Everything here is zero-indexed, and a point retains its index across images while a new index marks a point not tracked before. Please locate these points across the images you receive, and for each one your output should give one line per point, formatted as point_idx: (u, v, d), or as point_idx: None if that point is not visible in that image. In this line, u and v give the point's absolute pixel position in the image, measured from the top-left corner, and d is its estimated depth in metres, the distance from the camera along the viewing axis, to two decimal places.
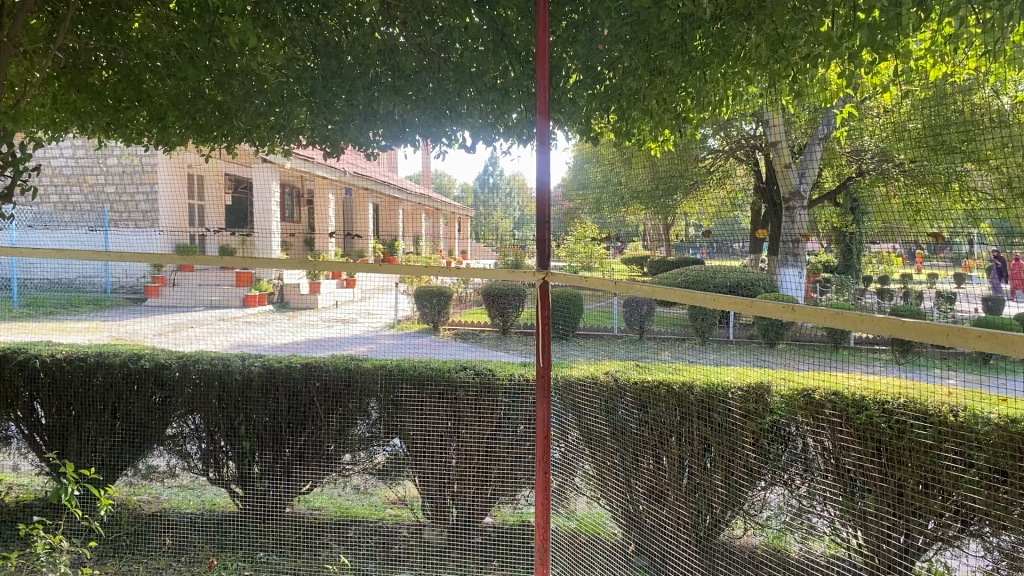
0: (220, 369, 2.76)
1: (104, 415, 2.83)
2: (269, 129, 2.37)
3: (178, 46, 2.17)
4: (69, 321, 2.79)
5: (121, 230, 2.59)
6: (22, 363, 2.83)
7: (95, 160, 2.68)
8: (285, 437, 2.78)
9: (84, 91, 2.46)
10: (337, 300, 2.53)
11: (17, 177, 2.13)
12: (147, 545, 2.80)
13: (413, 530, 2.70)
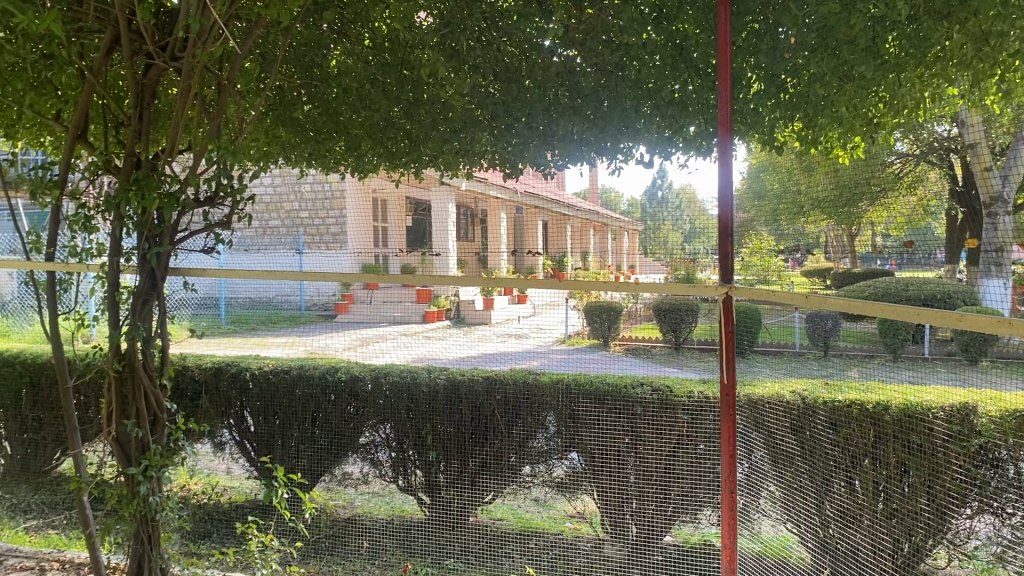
0: (409, 381, 2.93)
1: (306, 424, 3.05)
2: (454, 154, 2.45)
3: (371, 79, 2.37)
4: (270, 336, 3.02)
5: (313, 252, 2.76)
6: (235, 376, 3.11)
7: (292, 188, 2.93)
8: (468, 449, 2.88)
9: (289, 126, 2.63)
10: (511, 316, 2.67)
11: (237, 207, 2.31)
12: (344, 548, 2.95)
13: (594, 546, 2.72)
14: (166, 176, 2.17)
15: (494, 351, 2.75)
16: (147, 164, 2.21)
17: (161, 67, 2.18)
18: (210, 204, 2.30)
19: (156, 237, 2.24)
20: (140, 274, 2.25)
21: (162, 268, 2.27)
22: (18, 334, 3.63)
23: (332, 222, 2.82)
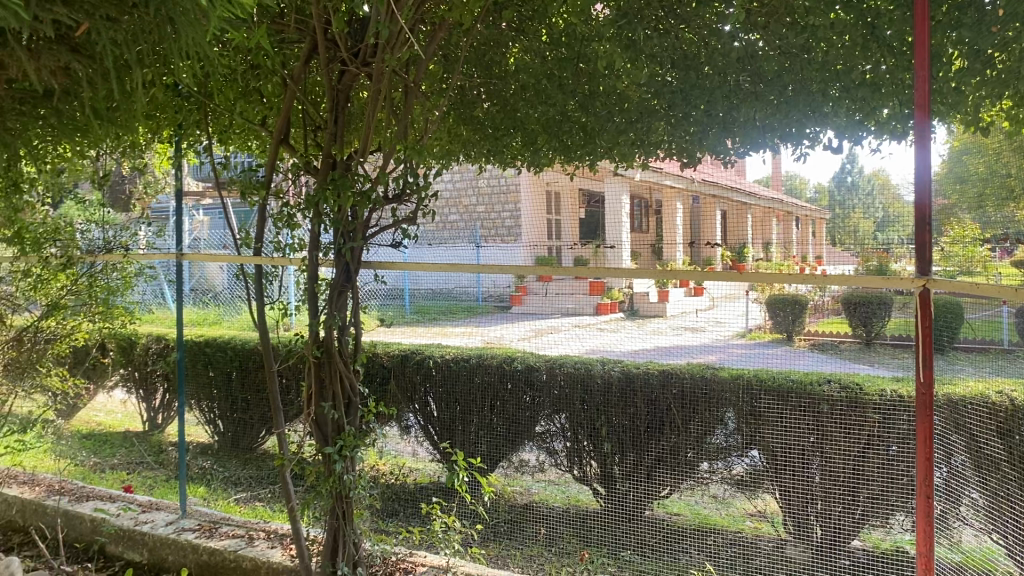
0: (583, 372, 3.03)
1: (485, 411, 3.18)
2: (630, 146, 2.44)
3: (548, 74, 2.43)
4: (450, 326, 3.07)
5: (491, 245, 2.82)
6: (418, 362, 3.33)
7: (472, 182, 2.95)
8: (643, 441, 2.91)
9: (470, 123, 2.72)
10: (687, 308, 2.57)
11: (422, 205, 2.41)
12: (522, 533, 3.00)
13: (775, 546, 2.64)
14: (360, 176, 2.32)
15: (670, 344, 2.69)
16: (342, 165, 2.37)
17: (354, 73, 2.31)
18: (397, 201, 2.43)
19: (350, 233, 2.39)
20: (336, 267, 2.41)
21: (354, 261, 2.42)
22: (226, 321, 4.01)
23: (508, 216, 2.84)
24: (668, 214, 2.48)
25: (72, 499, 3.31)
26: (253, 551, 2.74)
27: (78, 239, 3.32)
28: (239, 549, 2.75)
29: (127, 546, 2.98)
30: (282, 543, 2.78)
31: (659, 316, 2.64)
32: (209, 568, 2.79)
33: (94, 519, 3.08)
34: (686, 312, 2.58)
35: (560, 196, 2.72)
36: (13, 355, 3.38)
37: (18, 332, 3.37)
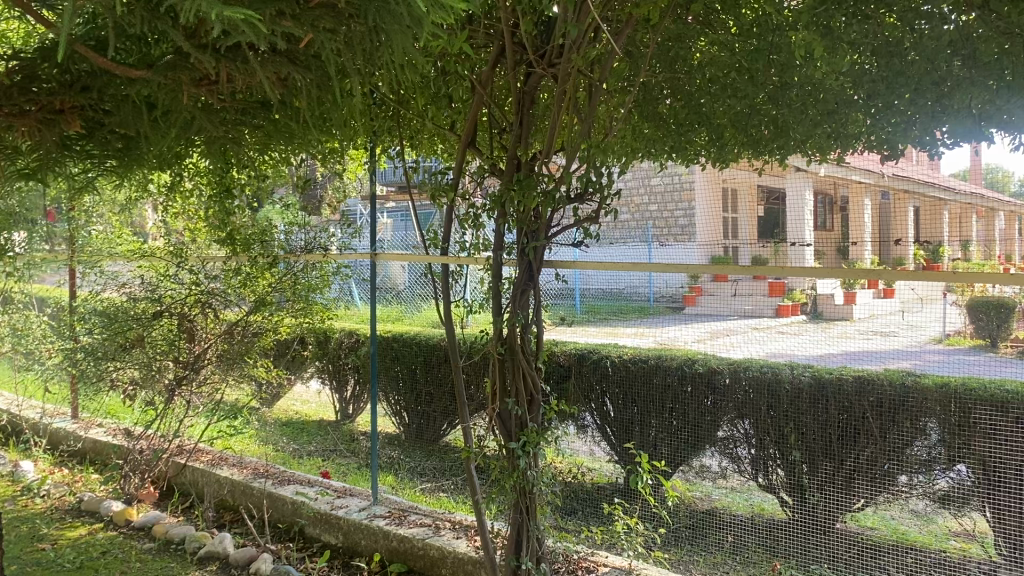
0: (770, 377, 2.89)
1: (665, 414, 3.12)
2: (826, 138, 2.29)
3: (737, 66, 2.32)
4: (621, 326, 3.04)
5: (666, 245, 2.81)
6: (596, 362, 3.32)
7: (642, 181, 2.95)
8: (835, 450, 2.76)
9: (651, 121, 2.64)
10: (874, 311, 2.43)
11: (604, 204, 2.37)
12: (704, 540, 2.89)
13: (987, 569, 2.45)
14: (543, 175, 2.35)
15: (858, 349, 2.55)
16: (527, 166, 2.39)
17: (539, 74, 2.33)
18: (580, 200, 2.38)
19: (533, 232, 2.40)
20: (519, 266, 2.43)
21: (537, 261, 2.42)
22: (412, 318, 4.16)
23: (682, 215, 2.81)
24: (856, 212, 2.38)
25: (275, 481, 3.55)
26: (440, 540, 2.83)
27: (281, 240, 3.60)
28: (427, 537, 2.85)
29: (324, 529, 3.17)
30: (467, 534, 2.85)
31: (844, 319, 2.52)
32: (399, 554, 2.91)
33: (295, 501, 3.30)
34: (872, 317, 2.43)
35: (739, 194, 2.66)
36: (224, 348, 3.72)
37: (229, 326, 3.70)
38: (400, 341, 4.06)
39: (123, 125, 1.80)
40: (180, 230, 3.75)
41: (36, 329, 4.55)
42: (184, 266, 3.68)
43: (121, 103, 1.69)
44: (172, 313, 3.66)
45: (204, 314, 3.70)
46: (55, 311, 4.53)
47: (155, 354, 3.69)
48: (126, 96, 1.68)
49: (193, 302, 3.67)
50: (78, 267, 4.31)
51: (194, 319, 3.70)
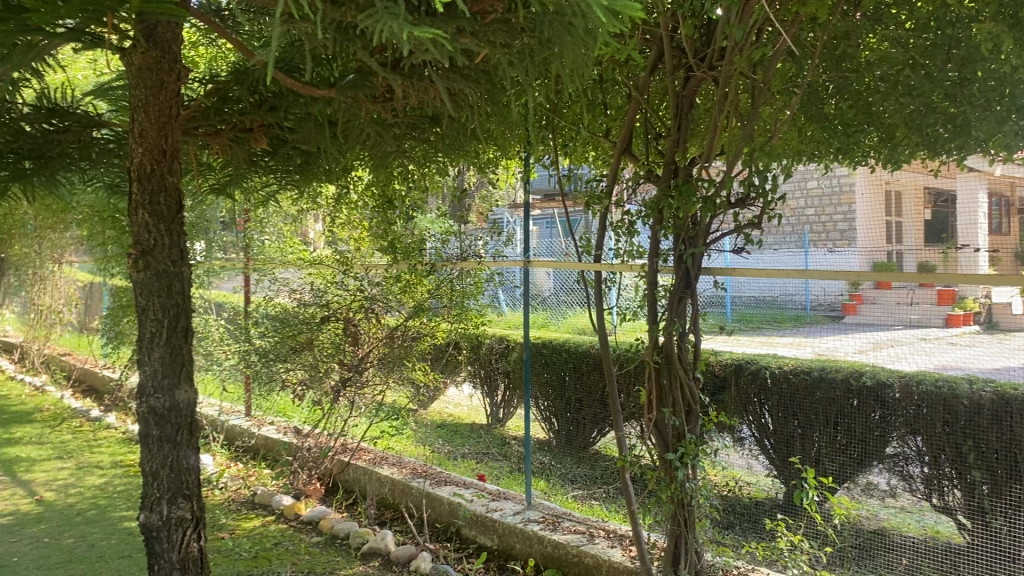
0: (946, 392, 2.72)
1: (829, 427, 3.01)
2: (1014, 135, 2.07)
3: (912, 63, 2.20)
4: (777, 335, 2.96)
5: (819, 250, 2.69)
6: (754, 373, 3.24)
7: (796, 186, 2.79)
8: (1022, 472, 2.53)
9: (816, 122, 2.50)
10: None
11: (767, 209, 2.25)
12: (872, 561, 2.72)
13: None
14: (703, 181, 2.28)
15: None
16: (685, 171, 2.32)
17: (699, 78, 2.29)
18: (741, 206, 2.29)
19: (691, 239, 2.33)
20: (676, 274, 2.37)
21: (695, 268, 2.34)
22: None
23: (840, 218, 2.71)
24: None
25: (432, 482, 3.66)
26: (594, 548, 2.83)
27: (440, 251, 3.68)
28: (581, 545, 2.85)
29: (481, 531, 3.22)
30: (621, 544, 2.83)
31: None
32: (553, 560, 2.93)
33: (452, 502, 3.39)
34: None
35: (903, 195, 2.58)
36: (385, 351, 3.80)
37: (389, 330, 3.81)
38: (549, 348, 4.11)
39: (304, 141, 1.91)
40: (344, 240, 3.94)
41: (213, 332, 4.89)
42: (349, 274, 3.86)
43: (303, 121, 1.80)
44: (337, 317, 3.85)
45: (367, 319, 3.83)
46: (231, 315, 4.85)
47: (321, 356, 3.90)
48: (307, 113, 1.77)
49: (357, 308, 3.83)
50: (251, 274, 4.60)
51: (358, 323, 3.85)
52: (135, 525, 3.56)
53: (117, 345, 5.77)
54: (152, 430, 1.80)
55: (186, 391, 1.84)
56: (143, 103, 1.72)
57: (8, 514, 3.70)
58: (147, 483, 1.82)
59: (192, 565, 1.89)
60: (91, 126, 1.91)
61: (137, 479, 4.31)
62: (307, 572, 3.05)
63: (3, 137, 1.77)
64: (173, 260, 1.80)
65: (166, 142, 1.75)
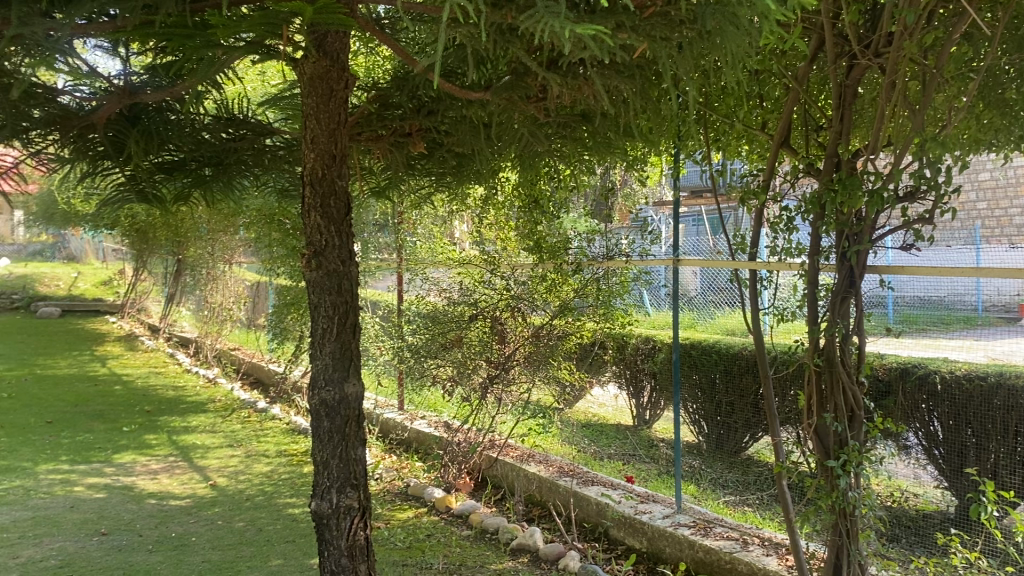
0: None
1: (1008, 437, 2.77)
2: None
3: None
4: (943, 338, 2.79)
5: (993, 247, 2.51)
6: (923, 377, 3.06)
7: (968, 176, 2.63)
8: None
9: (998, 108, 2.26)
10: None
11: (939, 204, 2.07)
12: None
13: None
14: (868, 174, 2.16)
15: None
16: (848, 165, 2.21)
17: (864, 67, 2.17)
18: (910, 200, 2.14)
19: (855, 235, 2.22)
20: (838, 272, 2.26)
21: (859, 265, 2.23)
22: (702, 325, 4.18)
23: (1017, 212, 2.52)
24: None
25: (580, 481, 3.65)
26: (748, 556, 2.74)
27: (587, 250, 3.63)
28: (734, 552, 2.77)
29: (630, 533, 3.19)
30: (777, 552, 2.73)
31: None
32: (705, 565, 2.86)
33: (601, 502, 3.37)
34: None
35: None
36: (531, 350, 3.82)
37: (535, 329, 3.82)
38: (699, 349, 4.00)
39: (459, 143, 1.95)
40: (492, 240, 3.99)
41: (369, 329, 5.09)
42: (496, 273, 3.91)
43: (459, 123, 1.84)
44: (485, 315, 3.92)
45: (514, 319, 3.87)
46: (384, 313, 5.02)
47: (470, 353, 3.99)
48: (463, 117, 1.80)
49: (505, 307, 3.87)
50: (405, 273, 4.77)
51: (505, 322, 3.90)
52: (298, 512, 3.76)
53: (281, 341, 6.12)
54: (322, 422, 1.80)
55: (355, 385, 1.82)
56: (314, 111, 1.73)
57: (186, 497, 3.99)
58: (318, 472, 1.83)
59: (360, 554, 1.88)
60: (264, 134, 2.02)
61: (300, 468, 4.55)
62: (457, 564, 3.12)
63: (187, 147, 1.91)
64: (341, 259, 1.79)
65: (336, 147, 1.75)
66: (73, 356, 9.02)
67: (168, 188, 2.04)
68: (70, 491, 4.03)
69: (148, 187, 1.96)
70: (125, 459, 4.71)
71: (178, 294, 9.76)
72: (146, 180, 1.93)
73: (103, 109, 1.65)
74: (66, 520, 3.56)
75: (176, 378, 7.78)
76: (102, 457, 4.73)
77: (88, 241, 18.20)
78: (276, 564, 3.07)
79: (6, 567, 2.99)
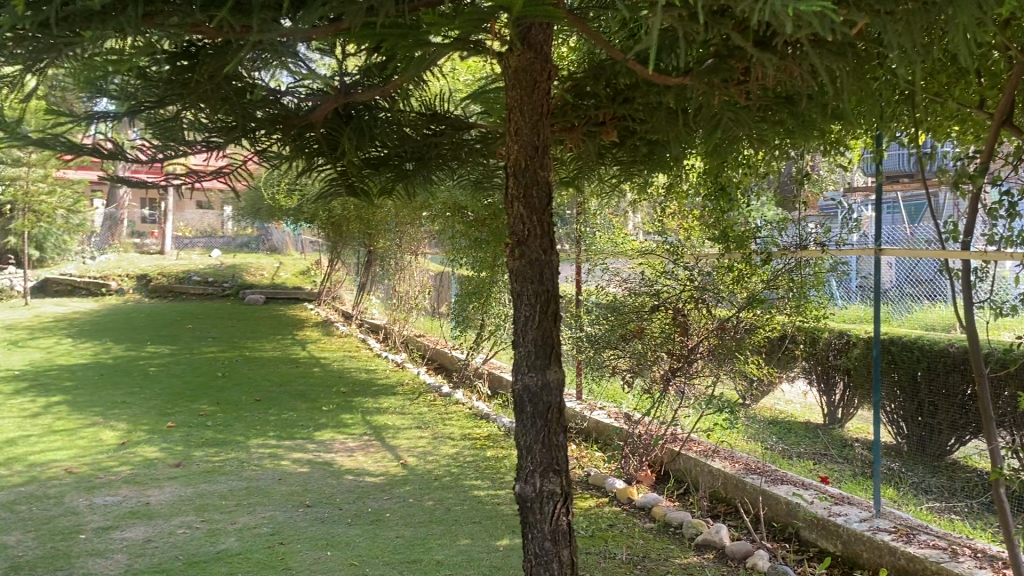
0: None
1: None
2: None
3: None
4: None
5: None
6: None
7: None
8: None
9: None
10: None
11: None
12: None
13: None
14: None
15: None
16: None
17: None
18: None
19: None
20: None
21: None
22: (897, 319, 4.00)
23: None
24: None
25: (767, 480, 3.52)
26: (958, 568, 2.54)
27: (779, 237, 3.48)
28: (942, 561, 2.58)
29: (823, 535, 3.06)
30: (993, 565, 2.50)
31: None
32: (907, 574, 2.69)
33: (791, 502, 3.24)
34: None
35: None
36: (717, 343, 3.73)
37: (720, 322, 3.73)
38: (898, 345, 3.85)
39: (654, 131, 1.92)
40: (674, 230, 3.92)
41: None
42: (679, 263, 3.84)
43: (654, 111, 1.83)
44: (667, 307, 3.87)
45: (698, 310, 3.80)
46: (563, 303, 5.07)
47: (652, 344, 3.95)
48: (661, 103, 1.78)
49: (688, 298, 3.81)
50: (585, 264, 4.79)
51: (689, 314, 3.83)
52: (483, 494, 3.87)
53: (463, 329, 6.32)
54: (525, 407, 1.84)
55: (556, 372, 1.84)
56: (518, 103, 1.77)
57: (380, 474, 4.21)
58: (522, 455, 1.87)
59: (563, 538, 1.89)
60: (462, 128, 2.07)
61: (483, 451, 4.69)
62: (641, 556, 3.11)
63: (393, 142, 2.01)
64: (544, 248, 1.82)
65: (538, 138, 1.77)
66: (276, 340, 9.73)
67: (373, 182, 2.16)
68: (278, 464, 4.35)
69: (356, 181, 2.10)
70: (325, 437, 5.03)
71: (367, 283, 10.30)
72: (356, 175, 2.08)
73: (321, 108, 1.78)
74: (276, 491, 3.85)
75: (367, 362, 8.22)
76: (304, 434, 5.09)
77: (287, 233, 19.56)
78: (465, 544, 3.18)
79: (225, 531, 3.28)
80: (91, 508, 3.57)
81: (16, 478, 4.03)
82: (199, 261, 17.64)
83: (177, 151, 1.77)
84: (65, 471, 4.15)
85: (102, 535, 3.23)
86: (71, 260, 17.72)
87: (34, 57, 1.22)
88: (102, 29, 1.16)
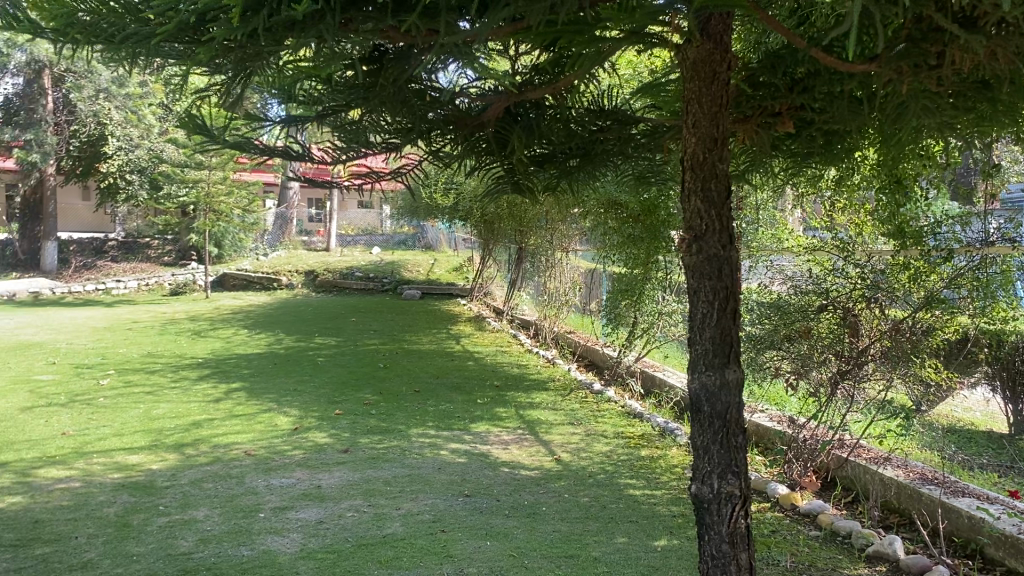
0: None
1: None
2: None
3: None
4: None
5: None
6: None
7: None
8: None
9: None
10: None
11: None
12: None
13: None
14: None
15: None
16: None
17: None
18: None
19: None
20: None
21: None
22: None
23: None
24: None
25: (947, 491, 3.30)
26: None
27: (962, 233, 3.29)
28: None
29: (1011, 553, 2.84)
30: None
31: None
32: None
33: (975, 517, 3.02)
34: None
35: None
36: (890, 345, 3.52)
37: (894, 322, 3.52)
38: None
39: (834, 122, 1.85)
40: (843, 225, 3.74)
41: None
42: (849, 261, 3.67)
43: (835, 99, 1.75)
44: (835, 306, 3.69)
45: (870, 311, 3.61)
46: None
47: (818, 345, 3.78)
48: (843, 91, 1.71)
49: (859, 297, 3.62)
50: (745, 261, 4.66)
51: (859, 314, 3.64)
52: (638, 494, 3.84)
53: (616, 326, 6.28)
54: (703, 407, 1.81)
55: (735, 371, 1.80)
56: (697, 94, 1.74)
57: (536, 468, 4.26)
58: (699, 455, 1.84)
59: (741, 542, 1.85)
60: (629, 123, 2.05)
61: (638, 450, 4.65)
62: (807, 565, 2.99)
63: (561, 138, 2.03)
64: (722, 244, 1.78)
65: (717, 130, 1.73)
66: (433, 334, 10.03)
67: (540, 179, 2.19)
68: (437, 454, 4.49)
69: (522, 178, 2.15)
70: (481, 429, 5.14)
71: (518, 279, 10.43)
72: (522, 173, 2.13)
73: (494, 107, 1.83)
74: (436, 480, 3.97)
75: (519, 358, 8.33)
76: (461, 426, 5.22)
77: (441, 231, 20.10)
78: (622, 542, 3.17)
79: (391, 516, 3.42)
80: (269, 488, 3.82)
81: (202, 458, 4.36)
82: (360, 258, 18.43)
83: (359, 153, 1.88)
84: (245, 453, 4.44)
85: (280, 514, 3.44)
86: (246, 257, 18.97)
87: (239, 65, 1.33)
88: (303, 37, 1.23)
